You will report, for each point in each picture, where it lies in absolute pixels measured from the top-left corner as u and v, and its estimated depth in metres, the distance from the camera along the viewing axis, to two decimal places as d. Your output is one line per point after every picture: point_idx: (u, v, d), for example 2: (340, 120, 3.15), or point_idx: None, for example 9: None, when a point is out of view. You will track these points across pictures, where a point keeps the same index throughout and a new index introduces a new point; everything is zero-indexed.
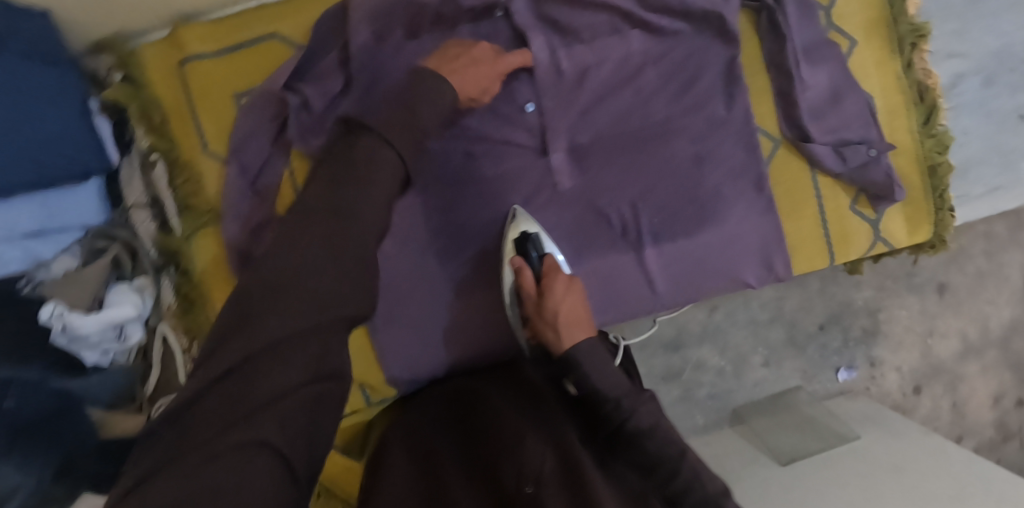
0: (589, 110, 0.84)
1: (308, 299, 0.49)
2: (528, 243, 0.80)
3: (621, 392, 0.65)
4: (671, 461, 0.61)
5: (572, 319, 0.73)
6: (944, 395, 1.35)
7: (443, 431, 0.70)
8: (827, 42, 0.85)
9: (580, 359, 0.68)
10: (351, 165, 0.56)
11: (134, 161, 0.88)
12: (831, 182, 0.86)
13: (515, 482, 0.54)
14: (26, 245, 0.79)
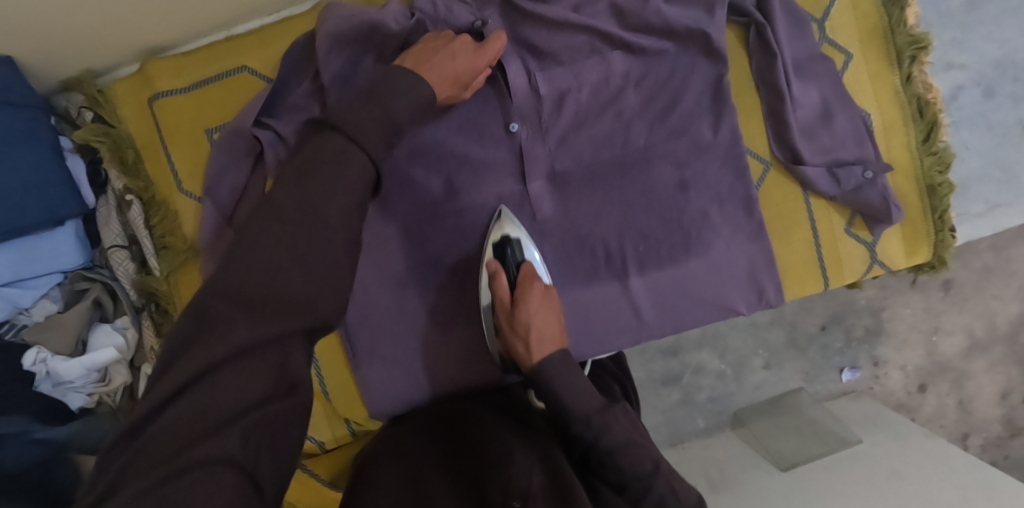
0: (570, 134, 0.81)
1: (274, 306, 0.48)
2: (507, 248, 0.78)
3: (592, 412, 0.64)
4: (642, 477, 0.60)
5: (543, 335, 0.72)
6: (951, 392, 1.32)
7: (429, 443, 0.70)
8: (819, 57, 0.81)
9: (562, 400, 0.67)
10: (319, 165, 0.54)
11: (111, 201, 0.87)
12: (824, 204, 0.83)
13: (501, 498, 0.53)
14: (4, 294, 0.78)
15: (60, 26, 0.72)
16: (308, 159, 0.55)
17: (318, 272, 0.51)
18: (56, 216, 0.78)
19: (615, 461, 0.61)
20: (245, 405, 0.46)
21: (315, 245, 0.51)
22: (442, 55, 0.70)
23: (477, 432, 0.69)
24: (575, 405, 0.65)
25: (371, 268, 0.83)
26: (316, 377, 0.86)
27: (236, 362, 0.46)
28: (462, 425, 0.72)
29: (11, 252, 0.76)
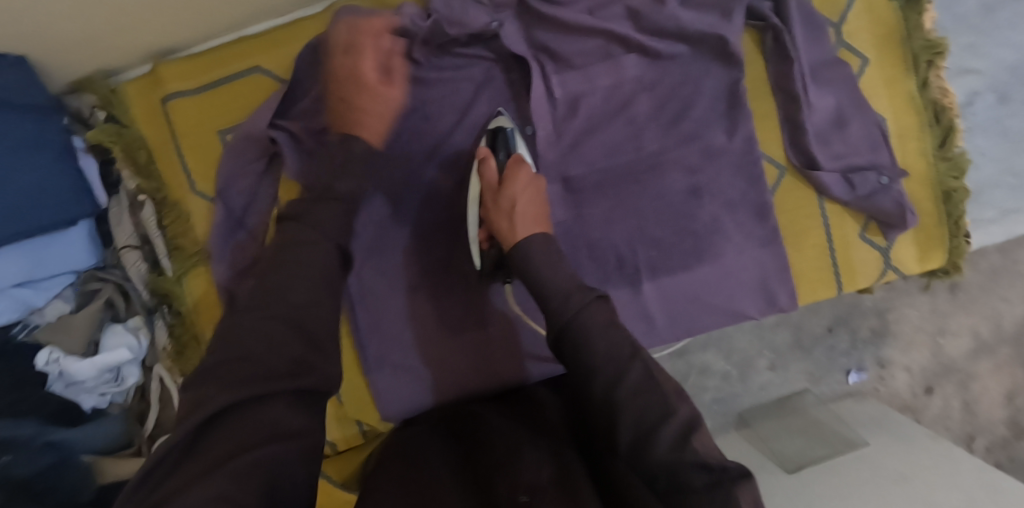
0: (584, 138, 0.81)
1: (258, 373, 0.52)
2: (500, 139, 0.76)
3: (573, 294, 0.62)
4: (616, 363, 0.57)
5: (526, 213, 0.72)
6: (956, 394, 1.32)
7: (437, 443, 0.70)
8: (834, 62, 0.81)
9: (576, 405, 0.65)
10: (283, 254, 0.59)
11: (122, 202, 0.87)
12: (839, 209, 0.82)
13: (508, 489, 0.54)
14: (15, 294, 0.78)
15: (75, 27, 0.72)
16: (277, 249, 0.59)
17: (290, 348, 0.54)
18: (69, 218, 0.78)
19: (591, 343, 0.58)
20: (241, 451, 0.48)
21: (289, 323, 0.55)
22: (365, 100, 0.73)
23: (482, 434, 0.69)
24: (553, 287, 0.64)
25: (381, 273, 0.82)
26: None
27: (229, 419, 0.50)
28: (471, 427, 0.72)
29: (22, 252, 0.76)
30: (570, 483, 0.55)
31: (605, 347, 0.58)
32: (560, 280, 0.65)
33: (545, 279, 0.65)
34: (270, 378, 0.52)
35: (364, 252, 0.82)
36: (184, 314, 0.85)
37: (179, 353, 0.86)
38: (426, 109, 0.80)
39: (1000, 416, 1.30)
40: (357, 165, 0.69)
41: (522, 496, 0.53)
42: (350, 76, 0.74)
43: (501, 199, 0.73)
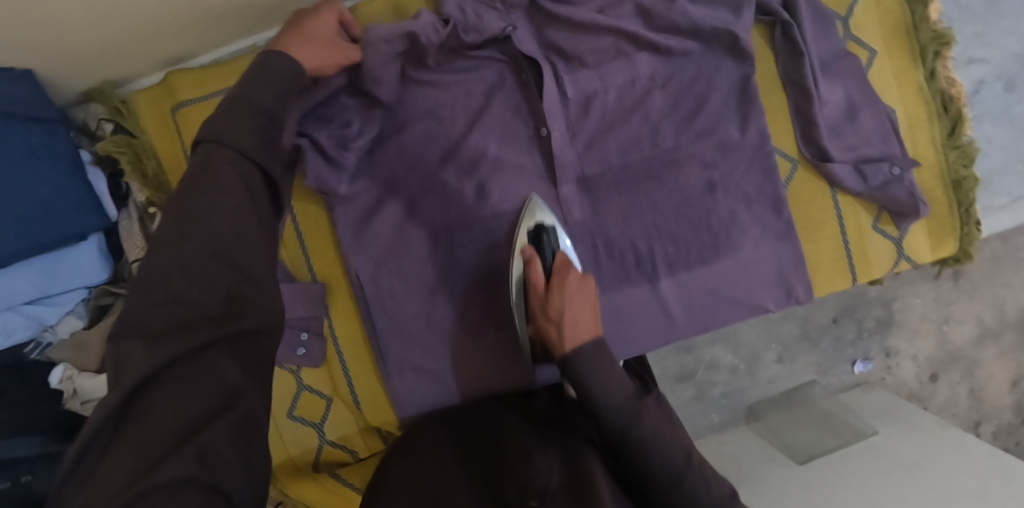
0: (598, 138, 0.81)
1: (183, 327, 0.51)
2: (542, 236, 0.76)
3: (623, 395, 0.62)
4: (672, 472, 0.59)
5: (579, 321, 0.67)
6: (962, 381, 1.33)
7: (446, 440, 0.69)
8: (843, 54, 0.81)
9: (580, 363, 0.64)
10: (195, 186, 0.55)
11: (132, 214, 0.85)
12: (851, 200, 0.83)
13: (519, 495, 0.54)
14: (27, 311, 0.77)
15: (82, 40, 0.71)
16: (187, 185, 0.56)
17: (218, 288, 0.53)
18: (78, 233, 0.77)
19: (652, 445, 0.59)
20: (191, 419, 0.49)
21: (211, 263, 0.53)
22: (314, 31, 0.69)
23: (492, 434, 0.68)
24: (607, 391, 0.62)
25: (399, 278, 0.83)
26: (346, 384, 0.85)
27: (165, 380, 0.49)
28: (482, 428, 0.71)
29: (35, 269, 0.75)
30: (583, 482, 0.54)
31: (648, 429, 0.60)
32: (614, 388, 0.62)
33: (599, 380, 0.63)
34: (197, 329, 0.51)
35: (382, 256, 0.83)
36: None
37: None
38: (439, 113, 0.80)
39: (1008, 401, 1.33)
40: (266, 81, 0.61)
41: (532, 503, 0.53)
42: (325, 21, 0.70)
43: (550, 309, 0.70)
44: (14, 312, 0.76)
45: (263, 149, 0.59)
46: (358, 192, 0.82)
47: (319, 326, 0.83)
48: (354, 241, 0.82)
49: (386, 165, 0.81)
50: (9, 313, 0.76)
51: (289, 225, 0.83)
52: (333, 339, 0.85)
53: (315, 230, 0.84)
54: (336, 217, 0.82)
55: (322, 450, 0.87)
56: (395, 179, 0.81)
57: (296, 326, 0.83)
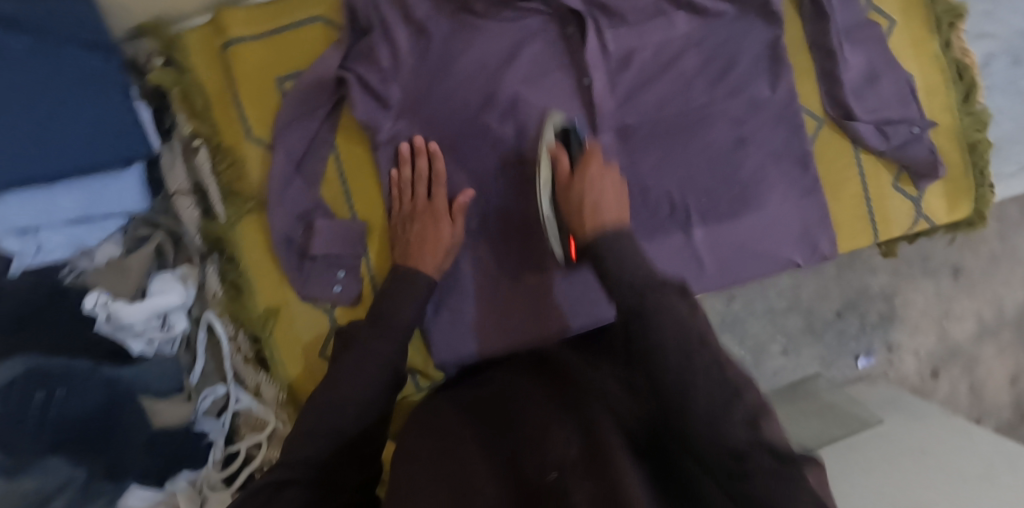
0: (635, 92, 0.84)
1: (327, 448, 0.62)
2: (569, 132, 0.79)
3: (645, 281, 0.59)
4: (683, 334, 0.54)
5: (604, 207, 0.70)
6: (962, 377, 1.36)
7: (464, 425, 0.63)
8: (867, 22, 0.85)
9: (604, 243, 0.66)
10: (380, 318, 0.73)
11: (175, 148, 0.86)
12: (873, 159, 0.87)
13: (537, 470, 0.50)
14: (71, 231, 0.78)
15: None
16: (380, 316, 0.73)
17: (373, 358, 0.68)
18: (126, 157, 0.78)
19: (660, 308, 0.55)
20: None
21: (370, 376, 0.67)
22: (442, 233, 0.81)
23: (510, 415, 0.61)
24: (620, 271, 0.62)
25: None
26: None
27: (329, 414, 0.64)
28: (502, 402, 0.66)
29: (79, 189, 0.76)
30: (601, 452, 0.48)
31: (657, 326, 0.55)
32: (625, 263, 0.63)
33: (625, 265, 0.62)
34: (361, 382, 0.67)
35: None
36: (236, 261, 0.84)
37: (232, 296, 0.84)
38: (484, 62, 0.83)
39: (1007, 399, 1.37)
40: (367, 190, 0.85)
41: (551, 475, 0.49)
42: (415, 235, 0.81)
43: (576, 192, 0.73)
44: (57, 231, 0.77)
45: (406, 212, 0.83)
46: (400, 132, 0.84)
47: (358, 264, 0.85)
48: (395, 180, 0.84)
49: (428, 109, 0.83)
50: (54, 231, 0.76)
51: (333, 163, 0.85)
52: (370, 279, 0.86)
53: (357, 170, 0.85)
54: (379, 156, 0.84)
55: None
56: (437, 123, 0.84)
57: (333, 264, 0.84)
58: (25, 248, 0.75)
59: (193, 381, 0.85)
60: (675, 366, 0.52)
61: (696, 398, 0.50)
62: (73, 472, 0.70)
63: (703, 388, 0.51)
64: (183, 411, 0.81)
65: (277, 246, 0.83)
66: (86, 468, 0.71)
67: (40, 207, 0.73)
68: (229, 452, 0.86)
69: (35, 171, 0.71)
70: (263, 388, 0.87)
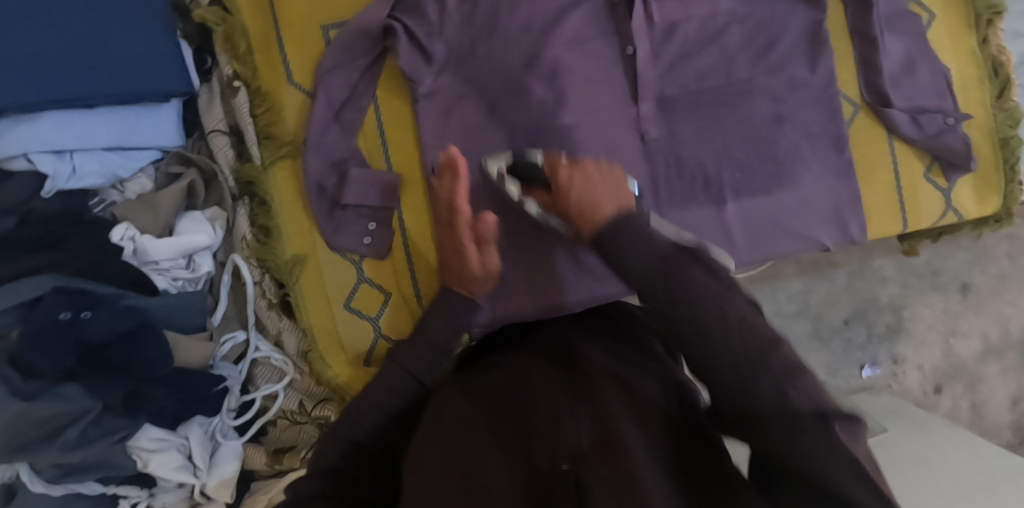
0: (677, 64, 0.84)
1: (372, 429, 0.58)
2: (518, 167, 0.74)
3: (644, 250, 0.52)
4: (654, 250, 0.51)
5: (598, 199, 0.60)
6: (964, 395, 1.29)
7: (473, 393, 0.60)
8: (906, 12, 0.87)
9: (607, 237, 0.55)
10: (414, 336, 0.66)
11: (214, 89, 0.86)
12: (906, 148, 0.88)
13: (549, 460, 0.48)
14: (104, 158, 0.76)
15: None
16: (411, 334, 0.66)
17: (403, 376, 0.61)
18: (163, 93, 0.77)
19: (624, 249, 0.53)
20: None
21: (389, 395, 0.60)
22: (472, 265, 0.71)
23: (519, 389, 0.58)
24: (617, 242, 0.54)
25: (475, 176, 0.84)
26: (409, 277, 0.85)
27: (347, 420, 0.58)
28: (506, 376, 0.62)
29: (114, 118, 0.75)
30: (619, 445, 0.47)
31: (630, 277, 0.52)
32: (635, 254, 0.52)
33: (623, 247, 0.53)
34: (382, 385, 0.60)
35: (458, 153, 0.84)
36: (268, 205, 0.83)
37: (261, 240, 0.83)
38: (529, 24, 0.83)
39: (1007, 420, 1.29)
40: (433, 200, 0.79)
41: (565, 466, 0.47)
42: (455, 269, 0.73)
43: (564, 208, 0.63)
44: (92, 155, 0.75)
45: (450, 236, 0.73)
46: (440, 88, 0.83)
47: (389, 217, 0.84)
48: (435, 135, 0.84)
49: (470, 65, 0.83)
50: (87, 156, 0.75)
51: (372, 113, 0.85)
52: (402, 232, 0.85)
53: (396, 122, 0.85)
54: (418, 110, 0.84)
55: (377, 345, 0.85)
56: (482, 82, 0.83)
57: (363, 215, 0.83)
58: (61, 170, 0.73)
59: (216, 322, 0.84)
60: (685, 318, 0.47)
61: (723, 348, 0.45)
62: (93, 403, 0.69)
63: (724, 380, 0.44)
64: (204, 351, 0.79)
65: (310, 193, 0.82)
66: (102, 400, 0.70)
67: (73, 132, 0.72)
68: (244, 400, 0.85)
69: (72, 92, 0.70)
70: (284, 336, 0.86)
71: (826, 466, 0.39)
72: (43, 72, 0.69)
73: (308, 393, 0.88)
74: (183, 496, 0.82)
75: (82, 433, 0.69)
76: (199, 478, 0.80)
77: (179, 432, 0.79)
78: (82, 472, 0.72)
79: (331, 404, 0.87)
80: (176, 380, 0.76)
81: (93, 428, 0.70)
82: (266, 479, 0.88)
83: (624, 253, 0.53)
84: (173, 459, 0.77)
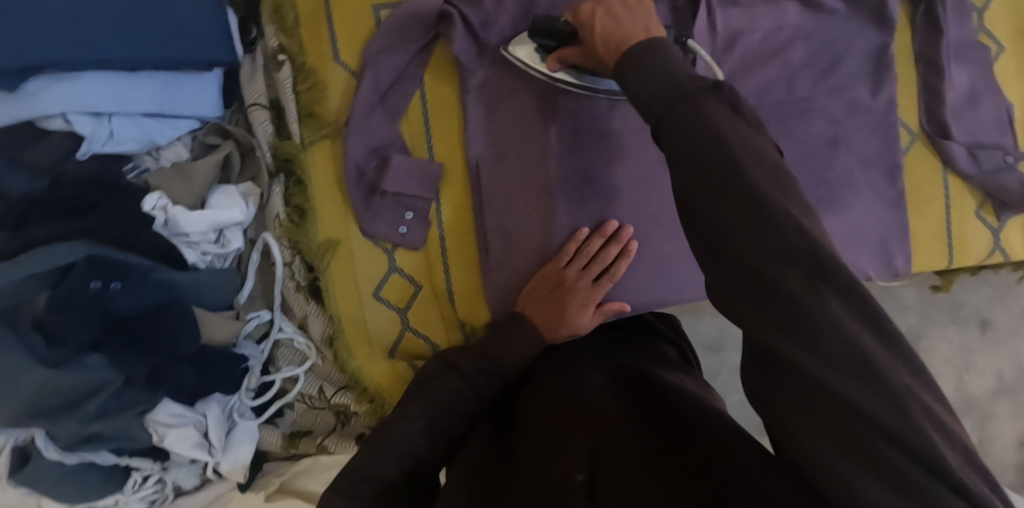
0: (737, 76, 0.82)
1: (400, 469, 0.59)
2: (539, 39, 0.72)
3: (664, 76, 0.48)
4: (674, 79, 0.47)
5: (628, 31, 0.55)
6: (973, 432, 1.27)
7: (491, 430, 0.64)
8: (976, 43, 0.84)
9: (629, 61, 0.51)
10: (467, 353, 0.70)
11: (257, 61, 0.83)
12: (960, 183, 0.85)
13: (565, 470, 0.52)
14: (144, 124, 0.74)
15: None
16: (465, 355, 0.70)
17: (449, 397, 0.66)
18: (207, 62, 0.75)
19: (644, 79, 0.49)
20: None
21: (436, 412, 0.64)
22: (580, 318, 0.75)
23: (533, 418, 0.63)
24: (638, 69, 0.50)
25: (518, 173, 0.81)
26: (442, 273, 0.83)
27: (395, 429, 0.62)
28: (532, 400, 0.66)
29: (157, 84, 0.73)
30: (623, 458, 0.52)
31: (642, 96, 0.49)
32: (656, 78, 0.48)
33: (645, 74, 0.49)
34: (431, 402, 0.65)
35: (504, 149, 0.82)
36: (304, 186, 0.81)
37: (295, 221, 0.81)
38: None
39: (1011, 459, 1.26)
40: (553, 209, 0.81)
41: (579, 476, 0.50)
42: (561, 307, 0.75)
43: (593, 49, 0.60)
44: (132, 120, 0.73)
45: (577, 287, 0.77)
46: (492, 81, 0.81)
47: (427, 208, 0.82)
48: (482, 129, 0.81)
49: None
50: (126, 121, 0.73)
51: (417, 99, 0.82)
52: (438, 225, 0.84)
53: (442, 111, 0.83)
54: (467, 100, 0.81)
55: (403, 336, 0.84)
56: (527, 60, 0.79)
57: (401, 204, 0.81)
58: (98, 132, 0.71)
59: (242, 301, 0.82)
60: (686, 147, 0.44)
61: (731, 192, 0.42)
62: (114, 376, 0.67)
63: (720, 212, 0.42)
64: (230, 330, 0.77)
65: (349, 178, 0.81)
66: (126, 373, 0.68)
67: (114, 95, 0.70)
68: (264, 381, 0.84)
69: (116, 54, 0.68)
70: (310, 321, 0.85)
71: (830, 371, 0.38)
72: (90, 30, 0.66)
73: (329, 379, 0.87)
74: (198, 472, 0.82)
75: (104, 405, 0.68)
76: (214, 456, 0.79)
77: (197, 409, 0.77)
78: (100, 441, 0.70)
79: (350, 393, 0.86)
80: (201, 357, 0.74)
81: (116, 401, 0.68)
82: (280, 460, 0.89)
83: (640, 80, 0.49)
84: (189, 435, 0.75)
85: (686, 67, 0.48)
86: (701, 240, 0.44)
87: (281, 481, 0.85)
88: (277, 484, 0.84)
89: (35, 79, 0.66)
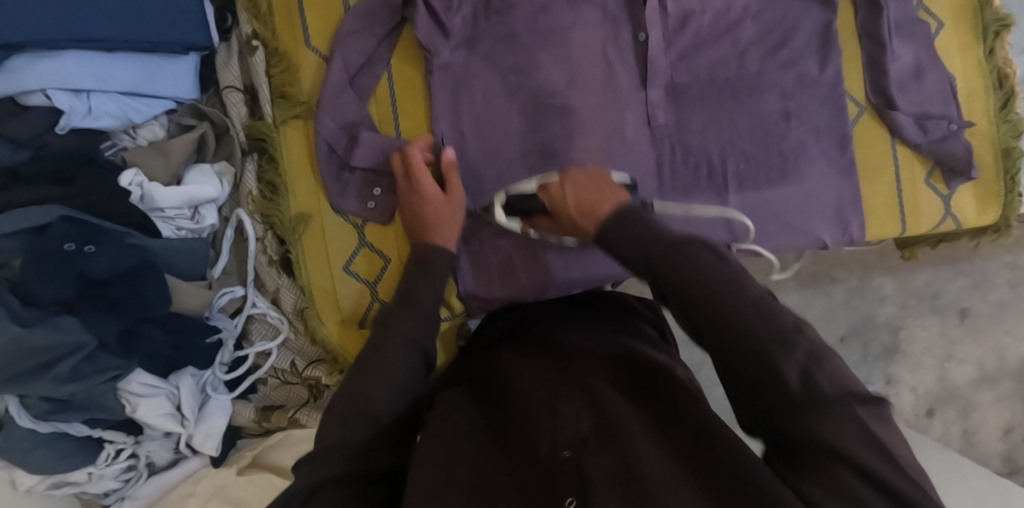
0: (689, 53, 0.86)
1: (370, 434, 0.52)
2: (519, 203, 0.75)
3: (650, 239, 0.54)
4: (661, 235, 0.53)
5: (604, 200, 0.63)
6: (956, 421, 1.17)
7: (460, 392, 0.59)
8: (916, 19, 0.88)
9: (610, 220, 0.58)
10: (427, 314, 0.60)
11: (232, 47, 0.87)
12: (909, 152, 0.89)
13: (551, 447, 0.48)
14: (122, 102, 0.77)
15: None
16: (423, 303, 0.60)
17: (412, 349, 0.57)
18: (184, 45, 0.78)
19: (631, 238, 0.55)
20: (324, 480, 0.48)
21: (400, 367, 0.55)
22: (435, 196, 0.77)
23: (510, 381, 0.57)
24: (625, 230, 0.56)
25: (483, 149, 0.85)
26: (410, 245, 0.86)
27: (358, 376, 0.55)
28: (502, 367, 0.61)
29: (134, 63, 0.77)
30: (615, 429, 0.48)
31: (625, 251, 0.55)
32: (639, 239, 0.54)
33: (630, 233, 0.55)
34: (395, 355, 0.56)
35: (468, 127, 0.85)
36: (277, 162, 0.85)
37: (267, 195, 0.85)
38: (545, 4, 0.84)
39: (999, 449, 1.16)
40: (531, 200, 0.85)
41: (566, 453, 0.46)
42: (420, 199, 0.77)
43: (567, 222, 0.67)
44: (109, 98, 0.76)
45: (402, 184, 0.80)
46: (456, 62, 0.85)
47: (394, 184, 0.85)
48: (448, 106, 0.85)
49: (485, 42, 0.85)
50: (105, 98, 0.76)
51: (385, 81, 0.87)
52: None
53: (409, 92, 0.87)
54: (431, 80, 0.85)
55: (373, 308, 0.86)
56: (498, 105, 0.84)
57: (370, 180, 0.85)
58: (77, 107, 0.74)
59: (215, 274, 0.84)
60: (694, 286, 0.49)
61: (757, 320, 0.46)
62: (88, 338, 0.68)
63: (742, 324, 0.46)
64: (203, 298, 0.80)
65: (320, 153, 0.84)
66: (98, 336, 0.69)
67: (92, 73, 0.74)
68: (237, 356, 0.86)
69: (95, 34, 0.72)
70: (281, 294, 0.87)
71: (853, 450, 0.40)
72: (72, 13, 0.70)
73: (302, 353, 0.89)
74: (172, 447, 0.84)
75: (75, 368, 0.68)
76: (187, 428, 0.80)
77: (170, 381, 0.80)
78: (73, 409, 0.72)
79: (321, 366, 0.89)
80: (174, 324, 0.77)
81: (86, 364, 0.69)
82: (252, 435, 0.92)
83: (628, 229, 0.56)
84: (162, 406, 0.77)
85: (669, 229, 0.55)
86: (708, 344, 0.48)
87: (255, 455, 0.86)
88: (251, 457, 0.86)
89: (19, 57, 0.70)
